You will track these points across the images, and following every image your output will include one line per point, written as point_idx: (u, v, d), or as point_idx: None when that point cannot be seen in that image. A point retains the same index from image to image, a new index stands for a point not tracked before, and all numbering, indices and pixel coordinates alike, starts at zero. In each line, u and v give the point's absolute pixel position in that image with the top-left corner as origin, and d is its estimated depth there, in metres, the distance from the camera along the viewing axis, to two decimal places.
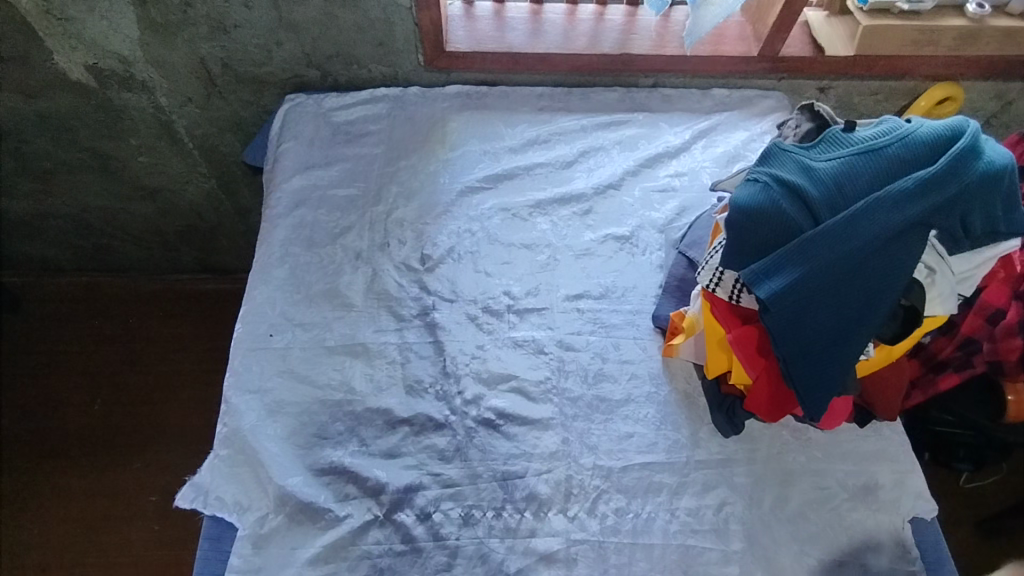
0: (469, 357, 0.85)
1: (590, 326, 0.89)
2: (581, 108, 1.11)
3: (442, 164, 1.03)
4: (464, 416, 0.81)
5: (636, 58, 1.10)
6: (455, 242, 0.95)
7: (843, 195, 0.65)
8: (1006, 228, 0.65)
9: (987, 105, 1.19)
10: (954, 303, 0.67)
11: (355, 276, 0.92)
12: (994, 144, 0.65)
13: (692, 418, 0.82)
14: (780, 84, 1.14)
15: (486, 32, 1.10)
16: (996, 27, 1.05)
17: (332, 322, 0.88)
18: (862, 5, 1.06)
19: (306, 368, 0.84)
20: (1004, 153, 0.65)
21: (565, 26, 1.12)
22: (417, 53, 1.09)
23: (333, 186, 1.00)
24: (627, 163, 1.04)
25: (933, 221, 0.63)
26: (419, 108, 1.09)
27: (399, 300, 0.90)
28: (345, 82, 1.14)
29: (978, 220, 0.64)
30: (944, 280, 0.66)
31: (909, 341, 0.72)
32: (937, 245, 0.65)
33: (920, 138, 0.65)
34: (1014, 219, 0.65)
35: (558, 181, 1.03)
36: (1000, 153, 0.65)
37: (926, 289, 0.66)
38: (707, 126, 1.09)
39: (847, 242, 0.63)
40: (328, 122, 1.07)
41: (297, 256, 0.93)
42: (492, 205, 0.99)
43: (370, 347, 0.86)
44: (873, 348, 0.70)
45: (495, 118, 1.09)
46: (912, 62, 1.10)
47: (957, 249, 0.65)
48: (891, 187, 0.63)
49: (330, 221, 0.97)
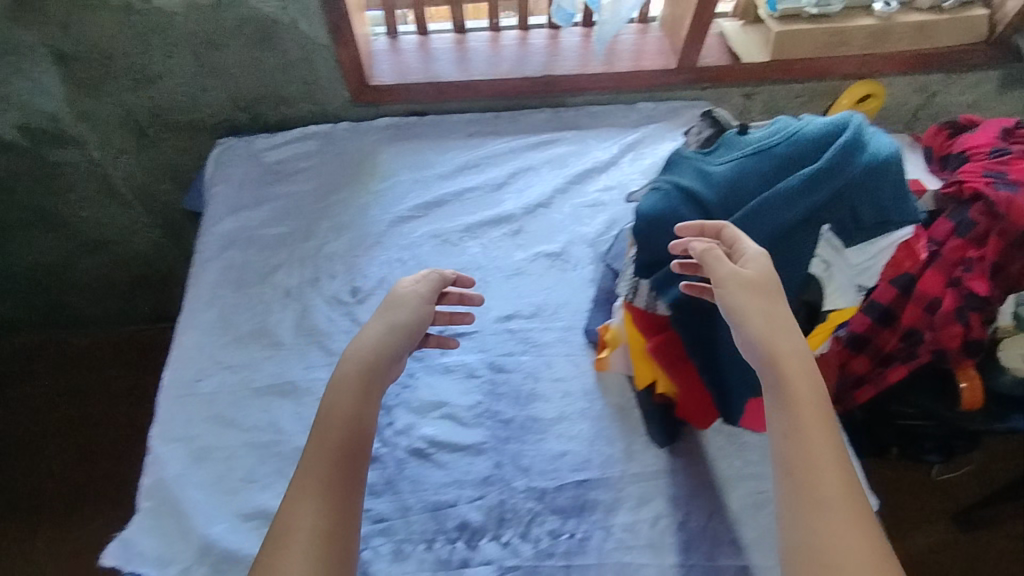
0: (400, 387, 0.84)
1: (522, 346, 0.88)
2: (511, 131, 1.11)
3: (373, 197, 1.03)
4: (394, 447, 0.80)
5: (558, 79, 1.10)
6: (386, 272, 0.94)
7: (738, 196, 0.65)
8: (899, 217, 0.63)
9: (911, 98, 1.22)
10: (855, 294, 0.65)
11: (285, 313, 0.90)
12: (883, 134, 0.64)
13: (625, 431, 0.81)
14: (704, 93, 1.15)
15: (410, 65, 1.11)
16: (905, 23, 1.08)
17: (261, 362, 0.86)
18: (772, 12, 1.08)
19: (232, 411, 0.82)
20: (892, 143, 0.64)
21: (490, 53, 1.13)
22: (342, 90, 1.07)
23: (262, 226, 0.99)
24: (556, 181, 1.04)
25: (824, 216, 0.62)
26: (349, 143, 1.08)
27: (329, 334, 0.88)
28: (276, 123, 1.12)
29: (868, 211, 0.63)
30: (841, 273, 0.65)
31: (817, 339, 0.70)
32: (831, 238, 0.64)
33: (806, 135, 0.64)
34: (905, 208, 0.63)
35: (489, 204, 1.02)
36: (886, 142, 0.64)
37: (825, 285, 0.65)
38: (634, 140, 1.09)
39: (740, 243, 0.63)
40: (259, 162, 1.06)
41: (226, 297, 0.92)
42: (423, 233, 0.98)
43: (298, 386, 0.84)
44: None
45: (425, 147, 1.08)
46: (827, 62, 1.11)
47: (851, 241, 0.64)
48: (779, 185, 0.62)
49: (260, 260, 0.95)
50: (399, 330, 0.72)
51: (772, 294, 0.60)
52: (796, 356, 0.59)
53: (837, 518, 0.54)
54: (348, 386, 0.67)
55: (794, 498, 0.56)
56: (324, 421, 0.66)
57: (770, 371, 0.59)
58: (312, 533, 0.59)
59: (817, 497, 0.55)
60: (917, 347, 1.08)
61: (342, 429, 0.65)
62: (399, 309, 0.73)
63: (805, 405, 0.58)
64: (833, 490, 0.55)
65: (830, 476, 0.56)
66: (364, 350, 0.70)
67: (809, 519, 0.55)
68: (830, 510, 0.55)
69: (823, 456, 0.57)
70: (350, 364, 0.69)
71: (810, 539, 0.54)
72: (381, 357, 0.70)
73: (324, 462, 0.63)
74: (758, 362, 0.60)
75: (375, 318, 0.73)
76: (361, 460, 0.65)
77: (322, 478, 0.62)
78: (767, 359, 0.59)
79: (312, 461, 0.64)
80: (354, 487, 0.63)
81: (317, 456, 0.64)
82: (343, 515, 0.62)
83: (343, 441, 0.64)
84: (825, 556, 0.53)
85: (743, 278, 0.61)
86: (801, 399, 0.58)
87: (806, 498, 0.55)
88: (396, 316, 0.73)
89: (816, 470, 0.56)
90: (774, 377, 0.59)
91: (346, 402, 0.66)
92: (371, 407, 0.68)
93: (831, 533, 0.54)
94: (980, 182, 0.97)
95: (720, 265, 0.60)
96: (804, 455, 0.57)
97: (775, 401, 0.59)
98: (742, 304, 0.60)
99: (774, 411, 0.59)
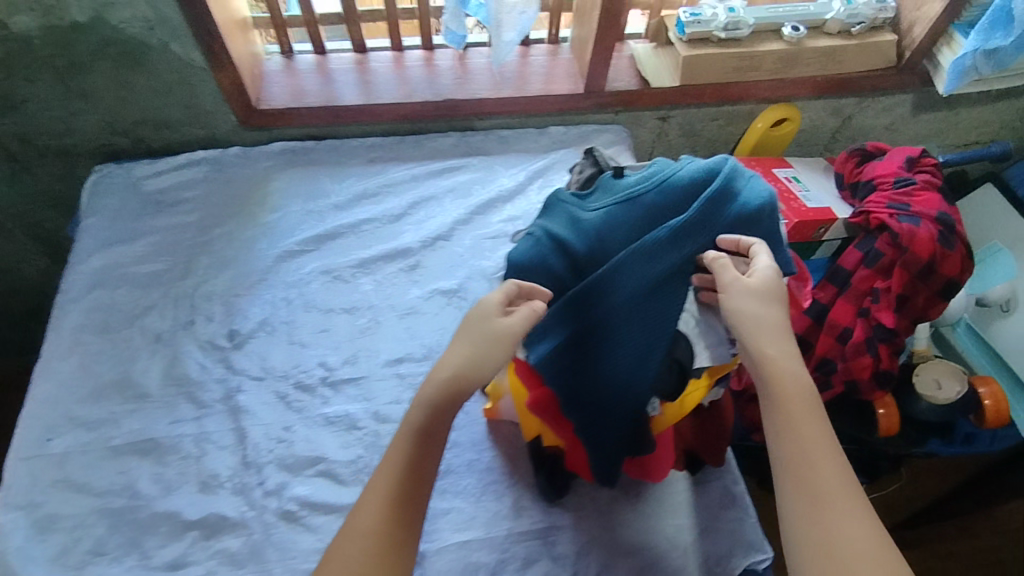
0: (274, 442, 0.78)
1: (410, 392, 0.82)
2: (413, 157, 1.06)
3: (261, 229, 0.96)
4: (263, 510, 0.74)
5: (461, 103, 1.05)
6: (268, 313, 0.88)
7: (606, 245, 0.61)
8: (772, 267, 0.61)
9: (827, 121, 1.21)
10: (727, 350, 0.62)
11: (152, 361, 0.83)
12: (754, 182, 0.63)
13: (514, 485, 0.77)
14: (617, 117, 1.12)
15: (305, 86, 1.04)
16: (813, 49, 1.06)
17: (121, 418, 0.79)
18: (681, 35, 1.05)
19: (85, 474, 0.75)
20: (767, 193, 0.62)
21: (392, 75, 1.07)
22: (229, 114, 1.01)
23: (135, 262, 0.92)
24: (459, 212, 0.99)
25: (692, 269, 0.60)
26: (239, 169, 1.02)
27: (199, 384, 0.81)
28: (160, 147, 1.05)
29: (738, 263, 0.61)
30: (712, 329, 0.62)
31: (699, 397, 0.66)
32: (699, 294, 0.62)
33: (677, 182, 0.62)
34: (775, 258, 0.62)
35: (385, 236, 0.97)
36: (759, 192, 0.62)
37: (694, 342, 0.61)
38: (542, 166, 1.04)
39: (594, 310, 0.60)
40: (137, 192, 0.98)
41: (87, 344, 0.84)
42: (313, 269, 0.92)
43: (161, 444, 0.77)
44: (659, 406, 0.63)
45: (321, 174, 1.02)
46: (739, 88, 1.09)
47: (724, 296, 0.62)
48: (645, 238, 0.59)
49: (130, 302, 0.88)
50: (484, 364, 0.59)
51: (772, 302, 0.59)
52: (791, 357, 0.58)
53: (835, 508, 0.53)
54: (425, 398, 0.59)
55: (797, 495, 0.54)
56: (402, 426, 0.59)
57: (760, 370, 0.58)
58: (365, 539, 0.55)
59: (816, 489, 0.54)
60: (830, 376, 1.00)
61: (411, 439, 0.58)
62: (492, 336, 0.59)
63: (796, 399, 0.57)
64: (829, 480, 0.54)
65: (825, 466, 0.55)
66: (447, 365, 0.59)
67: (811, 513, 0.54)
68: (831, 502, 0.53)
69: (817, 446, 0.56)
70: (435, 375, 0.60)
71: (816, 535, 0.53)
72: (467, 378, 0.59)
73: (391, 471, 0.58)
74: (750, 364, 0.59)
75: (464, 333, 0.61)
76: (428, 475, 0.58)
77: (387, 485, 0.57)
78: (759, 361, 0.58)
79: (383, 464, 0.59)
80: (417, 502, 0.57)
81: (387, 460, 0.58)
82: (404, 530, 0.56)
83: (412, 455, 0.58)
84: (831, 551, 0.52)
85: (746, 284, 0.59)
86: (794, 399, 0.57)
87: (805, 492, 0.54)
88: (486, 337, 0.59)
89: (811, 462, 0.55)
90: (767, 377, 0.58)
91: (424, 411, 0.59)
92: (447, 425, 0.59)
93: (833, 524, 0.53)
94: (884, 213, 0.96)
95: (726, 272, 0.58)
96: (798, 449, 0.56)
97: (765, 398, 0.58)
98: (741, 309, 0.58)
99: (765, 409, 0.58)
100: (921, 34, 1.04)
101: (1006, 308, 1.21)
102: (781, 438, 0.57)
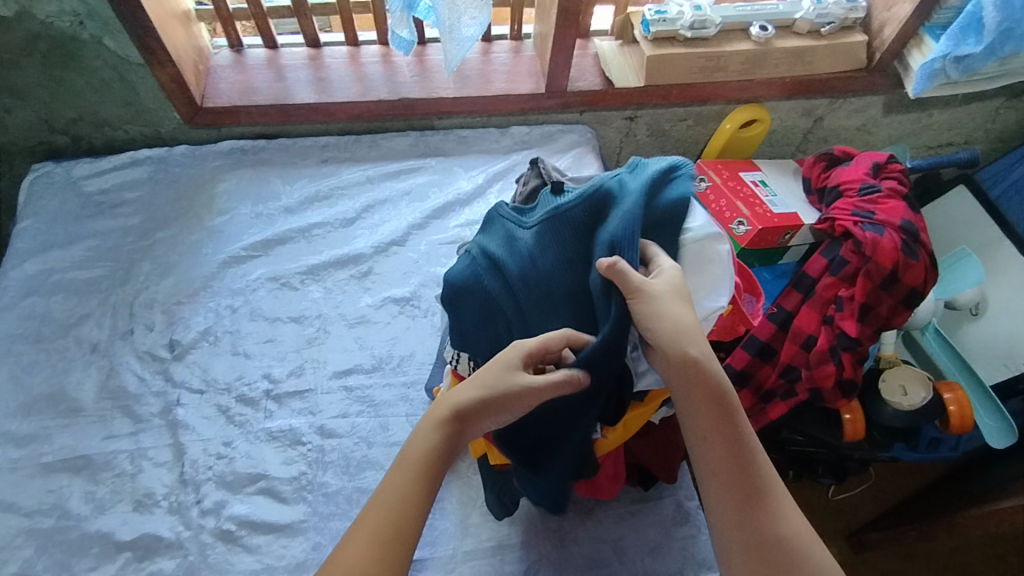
0: (213, 458, 0.75)
1: (357, 406, 0.79)
2: (369, 158, 1.03)
3: (207, 233, 0.93)
4: (199, 530, 0.70)
5: (418, 102, 1.02)
6: (212, 322, 0.85)
7: (536, 266, 0.60)
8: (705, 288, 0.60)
9: (798, 122, 1.19)
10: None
11: (88, 373, 0.80)
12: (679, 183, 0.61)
13: (462, 502, 0.75)
14: (582, 117, 1.10)
15: (253, 83, 1.00)
16: (782, 49, 1.04)
17: (53, 433, 0.76)
18: (646, 33, 1.02)
19: (11, 493, 0.71)
20: (688, 193, 0.60)
21: (347, 72, 1.03)
22: (173, 112, 0.98)
23: (72, 268, 0.89)
24: (414, 216, 0.96)
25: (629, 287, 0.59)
26: (185, 170, 0.99)
27: (137, 397, 0.79)
28: (102, 145, 1.02)
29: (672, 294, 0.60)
30: None
31: (642, 415, 0.66)
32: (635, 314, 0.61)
33: (600, 195, 0.60)
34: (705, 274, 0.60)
35: (336, 242, 0.94)
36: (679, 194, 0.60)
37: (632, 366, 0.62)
38: (502, 168, 1.02)
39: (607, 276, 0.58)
40: (77, 193, 0.95)
41: (20, 354, 0.81)
42: (260, 275, 0.90)
43: (94, 460, 0.74)
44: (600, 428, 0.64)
45: (272, 175, 1.00)
46: (707, 89, 1.07)
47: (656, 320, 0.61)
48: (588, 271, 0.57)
49: (65, 310, 0.85)
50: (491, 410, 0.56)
51: (683, 303, 0.56)
52: (709, 358, 0.56)
53: (760, 503, 0.56)
54: (427, 435, 0.56)
55: (723, 499, 0.56)
56: (399, 458, 0.57)
57: (679, 379, 0.56)
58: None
59: (741, 488, 0.56)
60: (795, 383, 0.99)
61: (410, 478, 0.55)
62: (510, 391, 0.56)
63: (715, 400, 0.56)
64: (751, 476, 0.56)
65: (746, 463, 0.56)
66: (453, 405, 0.57)
67: (738, 512, 0.55)
68: (756, 499, 0.56)
69: (738, 443, 0.56)
70: (437, 410, 0.57)
71: (758, 531, 0.55)
72: (468, 419, 0.57)
73: (385, 508, 0.54)
74: (668, 371, 0.57)
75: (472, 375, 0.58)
76: (420, 521, 0.54)
77: (376, 525, 0.53)
78: (682, 368, 0.56)
79: (376, 496, 0.55)
80: (407, 547, 0.53)
81: (382, 496, 0.54)
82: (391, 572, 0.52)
83: (407, 493, 0.54)
84: (775, 543, 0.55)
85: (660, 290, 0.56)
86: (714, 402, 0.56)
87: (731, 492, 0.56)
88: (498, 382, 0.56)
89: (735, 463, 0.56)
90: (690, 385, 0.56)
91: (423, 435, 0.56)
92: (444, 469, 0.56)
93: (760, 520, 0.55)
94: (848, 221, 0.95)
95: (627, 279, 0.54)
96: (721, 448, 0.56)
97: (685, 404, 0.57)
98: (650, 316, 0.55)
99: (687, 414, 0.57)
100: (891, 35, 1.02)
101: (975, 312, 1.20)
102: (703, 443, 0.57)
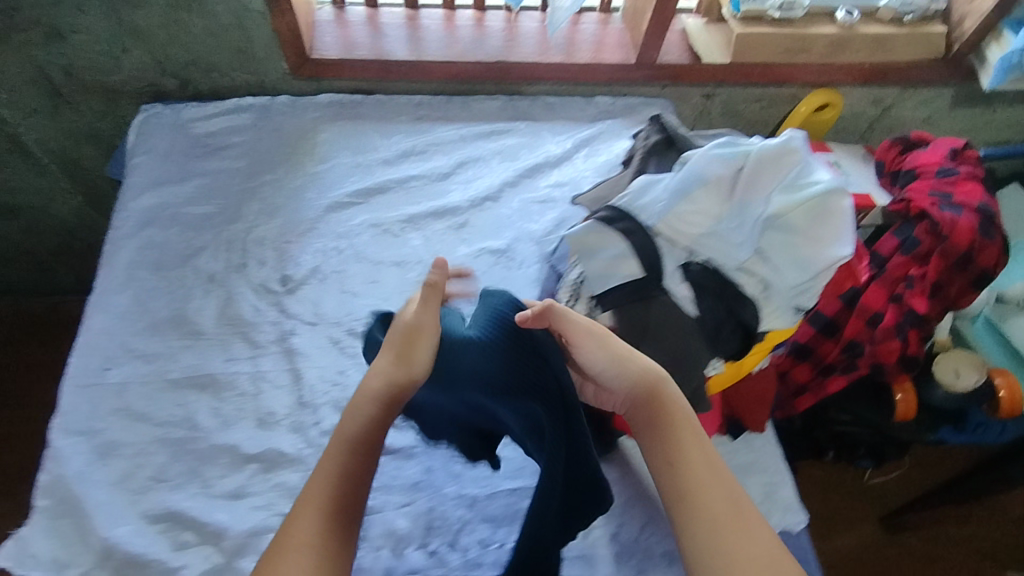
0: (329, 385, 0.79)
1: None
2: (462, 117, 1.07)
3: (309, 179, 0.97)
4: (320, 448, 0.75)
5: (512, 66, 1.06)
6: (321, 260, 0.89)
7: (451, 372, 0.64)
8: (827, 244, 0.64)
9: (867, 110, 1.23)
10: (793, 315, 0.67)
11: (207, 301, 0.84)
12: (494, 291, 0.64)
13: None
14: (664, 91, 1.13)
15: (357, 39, 1.04)
16: (865, 35, 1.08)
17: (178, 352, 0.80)
18: (735, 12, 1.06)
19: (144, 404, 0.76)
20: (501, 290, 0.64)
21: (443, 32, 1.07)
22: (280, 62, 1.02)
23: (186, 204, 0.93)
24: (506, 174, 1.00)
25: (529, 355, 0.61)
26: (287, 118, 1.02)
27: (254, 325, 0.83)
28: (207, 91, 1.06)
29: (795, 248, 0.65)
30: (779, 295, 0.66)
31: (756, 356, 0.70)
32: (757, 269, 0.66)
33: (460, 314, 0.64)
34: (828, 229, 0.65)
35: (432, 194, 0.98)
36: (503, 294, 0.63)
37: (761, 306, 0.66)
38: (590, 135, 1.05)
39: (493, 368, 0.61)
40: (186, 133, 0.99)
41: (143, 280, 0.85)
42: (363, 221, 0.93)
43: (219, 379, 0.78)
44: (721, 365, 0.67)
45: (369, 128, 1.03)
46: (787, 70, 1.10)
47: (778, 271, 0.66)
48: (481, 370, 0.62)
49: (181, 242, 0.89)
50: (410, 364, 0.60)
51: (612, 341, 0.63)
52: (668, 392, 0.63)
53: (725, 529, 0.58)
54: (361, 409, 0.60)
55: (687, 524, 0.59)
56: (335, 440, 0.60)
57: (643, 409, 0.62)
58: (303, 552, 0.55)
59: (703, 514, 0.59)
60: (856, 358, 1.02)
61: (344, 454, 0.59)
62: (400, 330, 0.61)
63: (678, 431, 0.62)
64: (714, 502, 0.59)
65: (709, 490, 0.60)
66: (384, 369, 0.60)
67: (704, 536, 0.58)
68: (717, 524, 0.58)
69: (700, 471, 0.61)
70: (370, 383, 0.60)
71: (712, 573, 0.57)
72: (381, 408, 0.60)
73: (325, 486, 0.58)
74: (632, 403, 0.63)
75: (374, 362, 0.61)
76: (366, 483, 0.60)
77: (321, 499, 0.57)
78: (643, 397, 0.62)
79: (318, 477, 0.59)
80: (356, 506, 0.59)
81: (321, 476, 0.59)
82: (339, 541, 0.57)
83: (344, 468, 0.59)
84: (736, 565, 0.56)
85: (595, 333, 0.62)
86: (675, 432, 0.62)
87: (696, 516, 0.59)
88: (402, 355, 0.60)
89: (697, 489, 0.60)
90: (651, 414, 0.62)
91: (349, 427, 0.60)
92: (376, 443, 0.60)
93: (724, 543, 0.58)
94: (926, 201, 0.98)
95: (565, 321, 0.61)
96: (684, 474, 0.61)
97: (650, 434, 0.63)
98: (599, 347, 0.62)
99: (653, 443, 0.62)
100: (971, 27, 1.06)
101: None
102: (669, 469, 0.61)
